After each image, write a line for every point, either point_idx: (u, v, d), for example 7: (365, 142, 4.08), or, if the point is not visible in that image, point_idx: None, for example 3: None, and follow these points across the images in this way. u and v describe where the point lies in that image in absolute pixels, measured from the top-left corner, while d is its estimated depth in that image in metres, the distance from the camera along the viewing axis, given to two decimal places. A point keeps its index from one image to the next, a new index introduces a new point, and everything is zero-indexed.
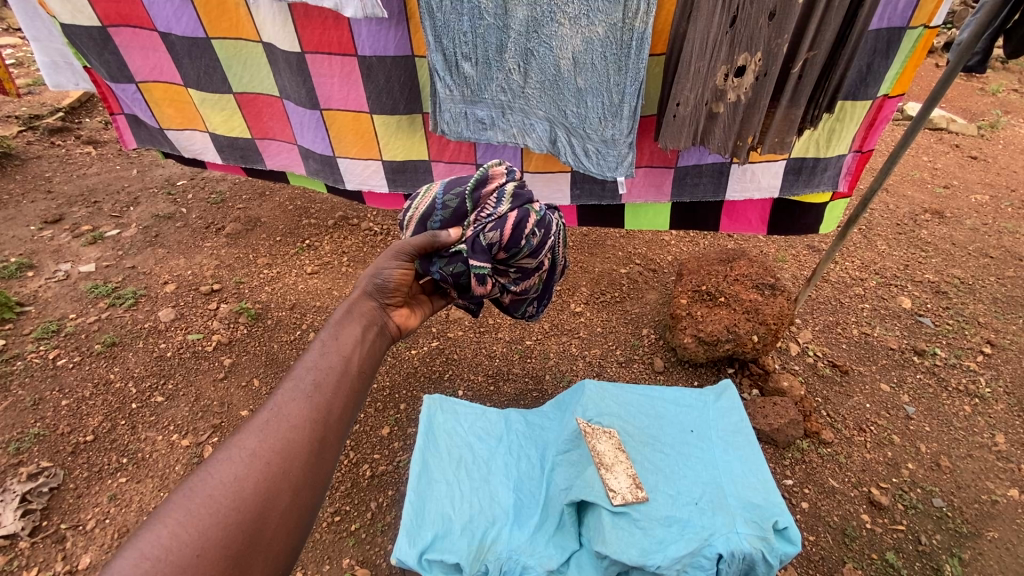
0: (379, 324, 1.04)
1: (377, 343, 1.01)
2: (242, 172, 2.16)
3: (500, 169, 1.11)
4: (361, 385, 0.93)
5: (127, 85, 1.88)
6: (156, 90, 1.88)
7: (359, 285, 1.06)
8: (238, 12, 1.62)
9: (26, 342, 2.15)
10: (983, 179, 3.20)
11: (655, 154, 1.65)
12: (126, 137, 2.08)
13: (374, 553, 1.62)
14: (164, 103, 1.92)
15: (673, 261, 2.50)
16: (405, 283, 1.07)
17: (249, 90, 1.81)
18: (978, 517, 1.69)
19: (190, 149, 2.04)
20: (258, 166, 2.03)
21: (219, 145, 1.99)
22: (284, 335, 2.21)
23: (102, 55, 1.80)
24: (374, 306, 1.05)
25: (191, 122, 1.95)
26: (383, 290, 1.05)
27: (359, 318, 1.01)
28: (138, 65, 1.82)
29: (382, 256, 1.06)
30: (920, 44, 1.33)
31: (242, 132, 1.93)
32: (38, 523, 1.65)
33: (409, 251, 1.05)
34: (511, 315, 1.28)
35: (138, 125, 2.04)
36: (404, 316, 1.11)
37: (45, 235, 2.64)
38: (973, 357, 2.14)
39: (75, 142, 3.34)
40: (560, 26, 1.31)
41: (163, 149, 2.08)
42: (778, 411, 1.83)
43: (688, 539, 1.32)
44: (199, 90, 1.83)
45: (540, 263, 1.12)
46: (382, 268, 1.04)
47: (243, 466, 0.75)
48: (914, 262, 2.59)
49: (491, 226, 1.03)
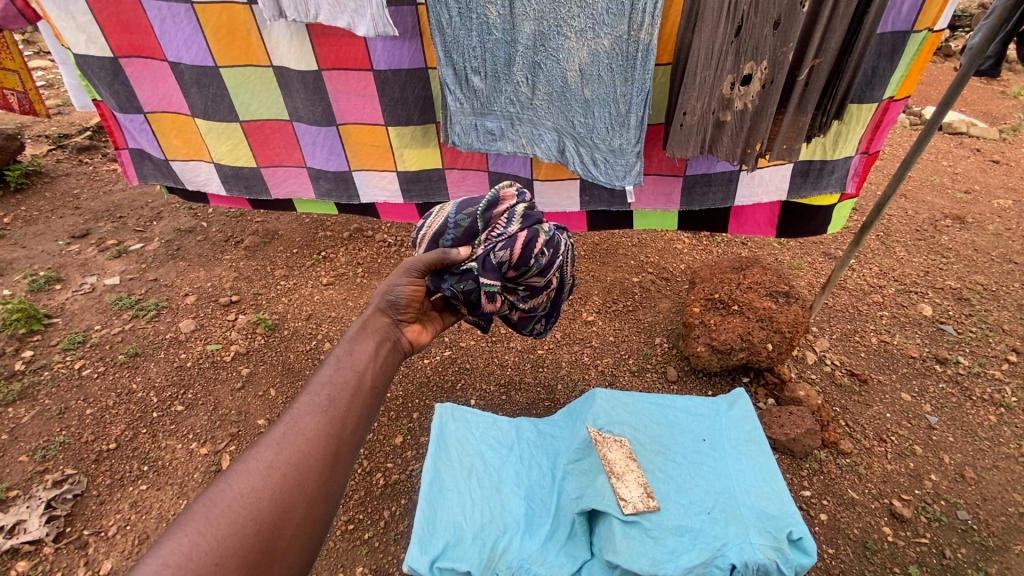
0: (392, 339, 1.06)
1: (391, 358, 1.03)
2: (247, 203, 2.21)
3: (511, 191, 1.14)
4: (374, 401, 0.95)
5: (136, 116, 1.90)
6: (164, 120, 1.91)
7: (373, 300, 1.08)
8: (248, 38, 1.65)
9: (53, 353, 2.21)
10: (1006, 183, 3.13)
11: (663, 161, 1.66)
12: (128, 172, 2.10)
13: (387, 562, 1.63)
14: (170, 133, 1.94)
15: (686, 269, 2.49)
16: (416, 299, 1.09)
17: (255, 117, 1.84)
18: (1006, 530, 1.64)
19: (195, 180, 2.07)
20: (262, 196, 2.07)
21: (224, 174, 2.03)
22: (300, 344, 2.25)
23: (112, 85, 1.82)
24: (388, 321, 1.07)
25: (196, 153, 1.98)
26: (396, 306, 1.08)
27: (374, 334, 1.03)
28: (147, 96, 1.85)
29: (396, 272, 1.08)
30: (924, 47, 1.33)
31: (247, 161, 1.97)
32: (63, 529, 1.70)
33: (418, 268, 1.07)
34: (519, 332, 1.28)
35: (141, 160, 2.06)
36: (416, 331, 1.12)
37: (73, 249, 2.73)
38: (998, 365, 2.09)
39: (101, 159, 3.45)
40: (567, 39, 1.33)
41: (167, 182, 2.11)
42: (794, 420, 1.80)
43: (700, 549, 1.31)
44: (207, 120, 1.87)
45: (548, 281, 1.13)
46: (394, 285, 1.07)
47: (261, 477, 0.77)
48: (935, 269, 2.54)
49: (502, 246, 1.05)
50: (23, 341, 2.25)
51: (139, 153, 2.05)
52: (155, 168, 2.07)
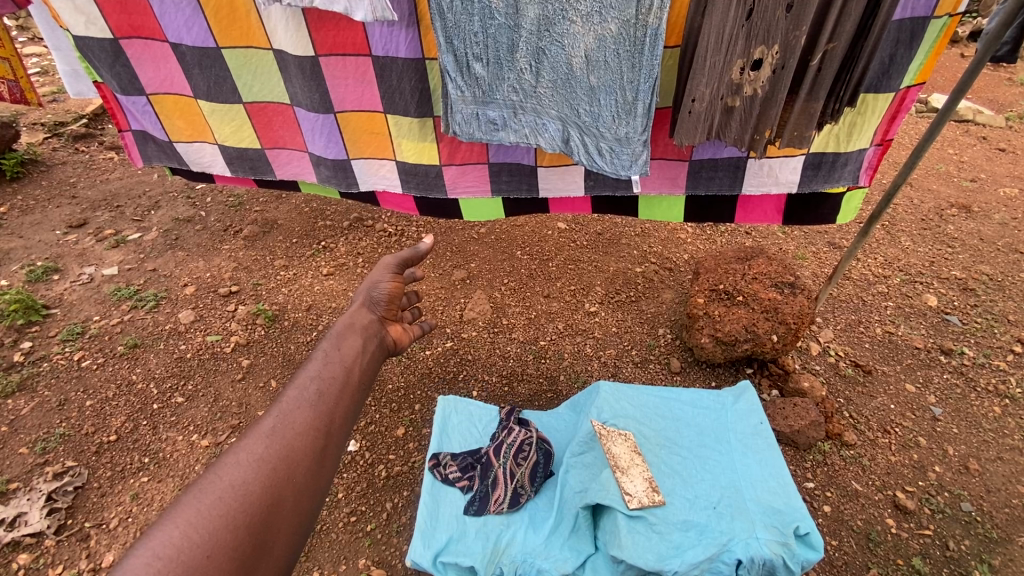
0: (376, 332, 1.09)
1: (375, 354, 1.05)
2: (252, 183, 2.17)
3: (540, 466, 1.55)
4: (361, 396, 0.95)
5: (138, 98, 1.87)
6: (167, 102, 1.87)
7: (355, 297, 1.15)
8: (248, 19, 1.61)
9: (53, 344, 2.20)
10: (1013, 171, 3.09)
11: (669, 147, 1.62)
12: (133, 155, 2.07)
13: (390, 554, 1.62)
14: (174, 115, 1.91)
15: (690, 260, 2.46)
16: (396, 296, 1.16)
17: (258, 99, 1.81)
18: (1010, 522, 1.64)
19: (199, 162, 2.04)
20: (268, 177, 2.04)
21: (229, 156, 1.99)
22: (300, 336, 2.23)
23: (113, 67, 1.79)
24: (372, 317, 1.12)
25: (201, 134, 1.95)
26: (377, 302, 1.14)
27: (359, 331, 1.05)
28: (149, 78, 1.81)
29: (375, 272, 1.17)
30: (943, 34, 1.28)
31: (252, 142, 1.93)
32: (64, 521, 1.69)
33: (392, 264, 1.19)
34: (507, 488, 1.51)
35: (145, 142, 2.03)
36: (398, 330, 1.17)
37: (70, 239, 2.70)
38: (1003, 356, 2.07)
39: (98, 147, 3.41)
40: (573, 24, 1.29)
41: (172, 164, 2.08)
42: (799, 412, 1.79)
43: (706, 544, 1.30)
44: (209, 101, 1.83)
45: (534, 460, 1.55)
46: (376, 282, 1.15)
47: (251, 470, 0.76)
48: (940, 259, 2.51)
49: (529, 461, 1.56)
50: (22, 333, 2.23)
51: (143, 135, 2.01)
52: (159, 149, 2.04)
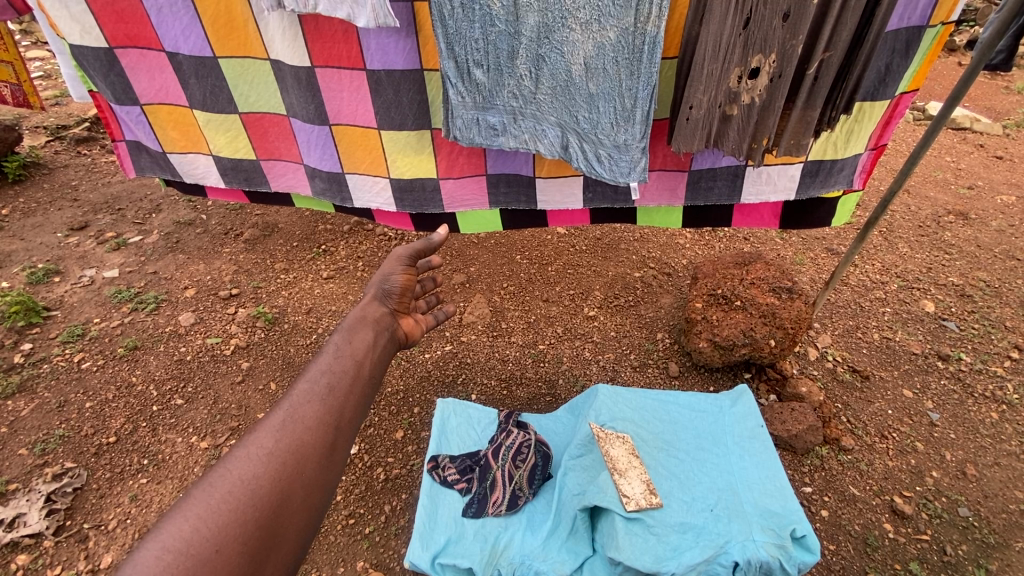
0: (388, 327, 1.10)
1: (386, 348, 1.06)
2: (245, 197, 2.18)
3: (540, 466, 1.56)
4: (371, 390, 0.96)
5: (132, 107, 1.89)
6: (161, 112, 1.89)
7: (367, 291, 1.16)
8: (247, 29, 1.63)
9: (53, 346, 2.20)
10: (1010, 179, 3.11)
11: (668, 157, 1.63)
12: (127, 164, 2.08)
13: (388, 556, 1.63)
14: (168, 125, 1.93)
15: (688, 264, 2.48)
16: (407, 288, 1.18)
17: (255, 109, 1.83)
18: (1007, 527, 1.64)
19: (193, 173, 2.05)
20: (263, 188, 2.05)
21: (222, 167, 2.00)
22: (300, 338, 2.24)
23: (108, 76, 1.80)
24: (385, 310, 1.13)
25: (194, 145, 1.96)
26: (390, 295, 1.15)
27: (371, 324, 1.06)
28: (144, 87, 1.83)
29: (387, 265, 1.18)
30: (936, 42, 1.31)
31: (247, 153, 1.95)
32: (62, 523, 1.70)
33: (405, 256, 1.20)
34: (507, 492, 1.51)
35: (139, 152, 2.04)
36: (411, 324, 1.18)
37: (71, 242, 2.71)
38: (1000, 362, 2.08)
39: (100, 150, 3.43)
40: (572, 31, 1.31)
41: (165, 174, 2.09)
42: (796, 417, 1.80)
43: (702, 546, 1.31)
44: (205, 111, 1.85)
45: (534, 463, 1.54)
46: (388, 274, 1.16)
47: (260, 464, 0.77)
48: (937, 265, 2.53)
49: (529, 465, 1.55)
50: (22, 334, 2.24)
51: (137, 145, 2.03)
52: (152, 160, 2.06)
